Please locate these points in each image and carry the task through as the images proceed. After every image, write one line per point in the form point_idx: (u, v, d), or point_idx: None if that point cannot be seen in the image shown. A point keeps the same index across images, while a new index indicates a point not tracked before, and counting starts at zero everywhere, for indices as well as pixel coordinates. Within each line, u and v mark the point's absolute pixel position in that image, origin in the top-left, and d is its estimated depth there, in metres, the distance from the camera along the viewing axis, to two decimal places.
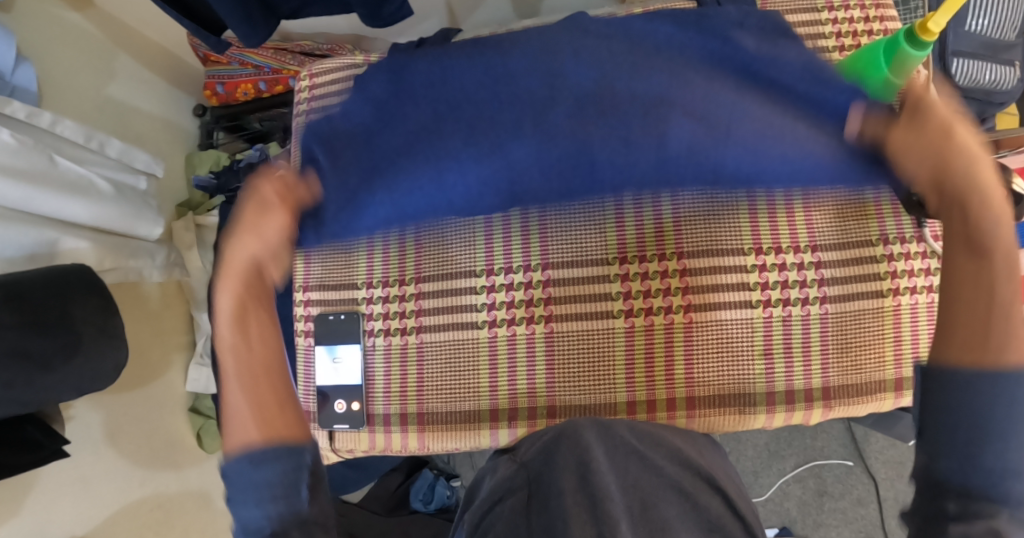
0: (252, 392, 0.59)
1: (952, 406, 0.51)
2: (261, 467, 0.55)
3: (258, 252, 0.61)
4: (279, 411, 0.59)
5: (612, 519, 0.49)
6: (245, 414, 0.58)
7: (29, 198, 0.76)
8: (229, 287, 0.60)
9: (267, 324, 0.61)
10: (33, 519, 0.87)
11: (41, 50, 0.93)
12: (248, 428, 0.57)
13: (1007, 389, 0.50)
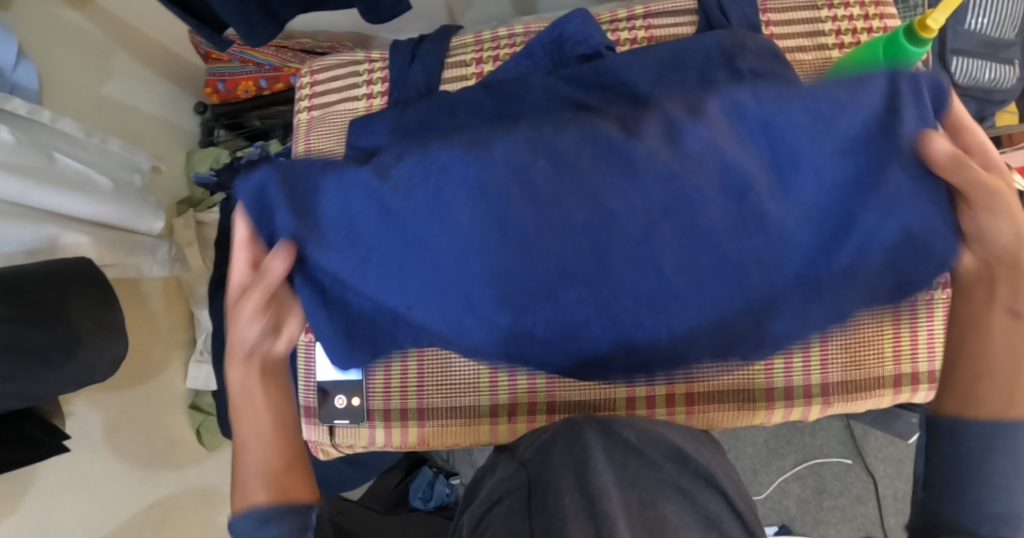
0: (264, 459, 0.56)
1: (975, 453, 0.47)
2: (267, 527, 0.52)
3: (263, 333, 0.60)
4: (290, 474, 0.56)
5: (611, 518, 0.48)
6: (255, 484, 0.55)
7: (28, 193, 0.76)
8: (236, 361, 0.59)
9: (273, 388, 0.60)
10: (31, 518, 0.84)
11: (40, 48, 0.93)
12: (260, 494, 0.54)
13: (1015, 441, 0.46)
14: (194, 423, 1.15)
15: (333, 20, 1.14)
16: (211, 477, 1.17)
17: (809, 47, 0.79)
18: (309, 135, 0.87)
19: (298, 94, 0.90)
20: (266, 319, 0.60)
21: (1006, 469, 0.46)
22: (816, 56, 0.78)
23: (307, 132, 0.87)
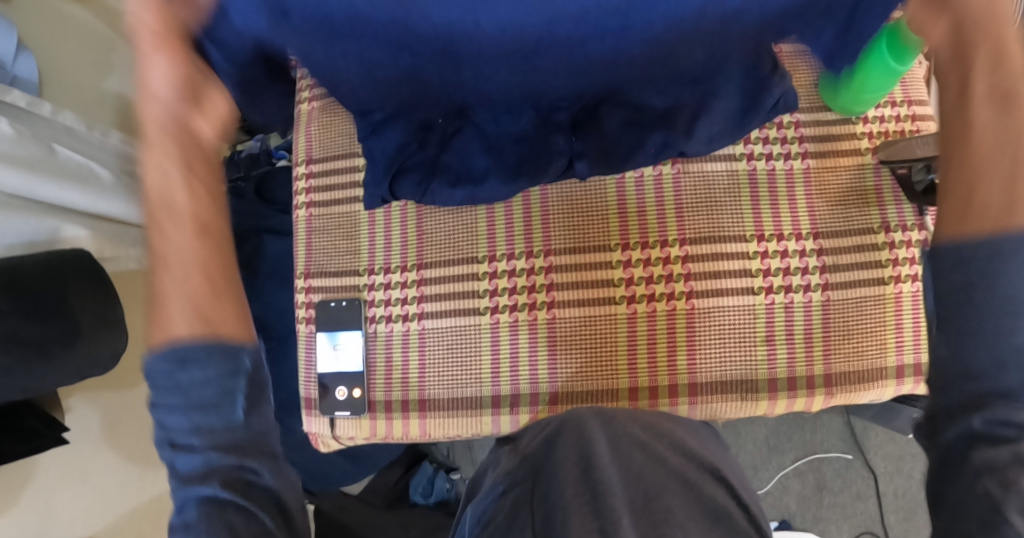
0: (187, 283, 0.50)
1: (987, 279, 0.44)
2: (189, 367, 0.47)
3: (172, 108, 0.51)
4: (214, 297, 0.50)
5: (614, 512, 0.49)
6: (176, 310, 0.49)
7: (29, 185, 0.75)
8: (151, 148, 0.51)
9: (198, 187, 0.52)
10: (31, 512, 0.85)
11: (44, 40, 0.94)
12: (184, 312, 0.49)
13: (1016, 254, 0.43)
14: None
15: None
16: None
17: None
18: (309, 125, 0.83)
19: None
20: (172, 66, 0.49)
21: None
22: None
23: (307, 124, 0.83)
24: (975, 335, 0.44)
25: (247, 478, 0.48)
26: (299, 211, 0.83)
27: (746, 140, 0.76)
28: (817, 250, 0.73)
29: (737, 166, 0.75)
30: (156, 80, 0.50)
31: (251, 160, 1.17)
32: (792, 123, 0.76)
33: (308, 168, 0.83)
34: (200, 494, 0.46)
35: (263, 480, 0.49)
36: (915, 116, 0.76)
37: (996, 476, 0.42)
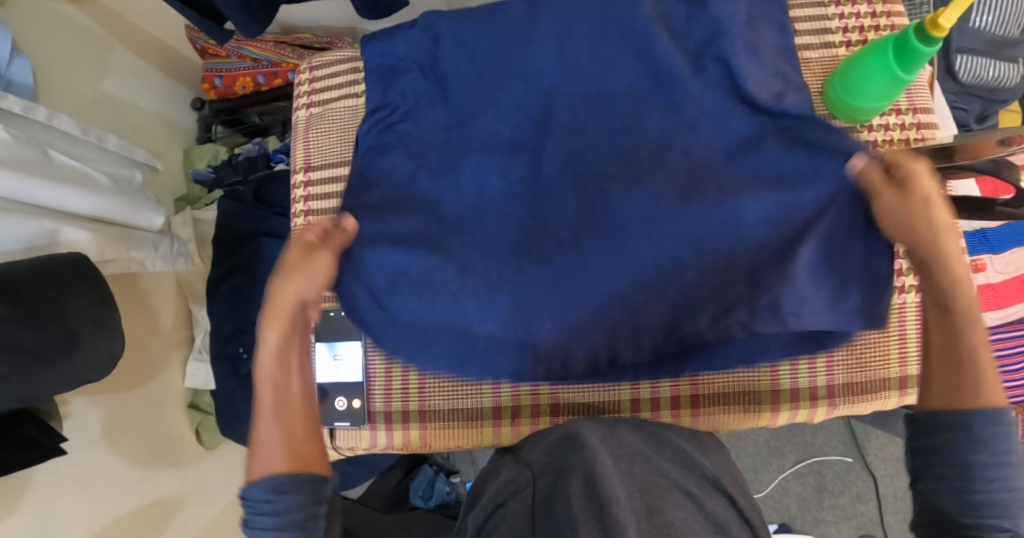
0: (287, 425, 0.59)
1: (945, 449, 0.52)
2: (283, 493, 0.55)
3: (308, 289, 0.65)
4: (307, 445, 0.59)
5: (620, 524, 0.47)
6: (276, 450, 0.57)
7: (27, 189, 0.74)
8: (277, 316, 0.63)
9: (304, 360, 0.64)
10: (30, 517, 0.82)
11: (39, 45, 0.91)
12: (277, 456, 0.57)
13: (976, 427, 0.51)
14: (192, 421, 1.15)
15: (333, 15, 1.13)
16: (211, 476, 1.17)
17: (816, 45, 0.77)
18: (307, 133, 0.82)
19: (297, 89, 0.85)
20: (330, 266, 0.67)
21: (981, 453, 0.50)
22: (822, 54, 0.77)
23: (306, 130, 0.83)
24: (952, 475, 0.51)
25: None
26: (298, 219, 0.81)
27: None
28: None
29: None
30: (321, 274, 0.66)
31: (248, 164, 1.15)
32: None
33: (307, 176, 0.81)
34: None
35: None
36: (920, 123, 0.75)
37: None
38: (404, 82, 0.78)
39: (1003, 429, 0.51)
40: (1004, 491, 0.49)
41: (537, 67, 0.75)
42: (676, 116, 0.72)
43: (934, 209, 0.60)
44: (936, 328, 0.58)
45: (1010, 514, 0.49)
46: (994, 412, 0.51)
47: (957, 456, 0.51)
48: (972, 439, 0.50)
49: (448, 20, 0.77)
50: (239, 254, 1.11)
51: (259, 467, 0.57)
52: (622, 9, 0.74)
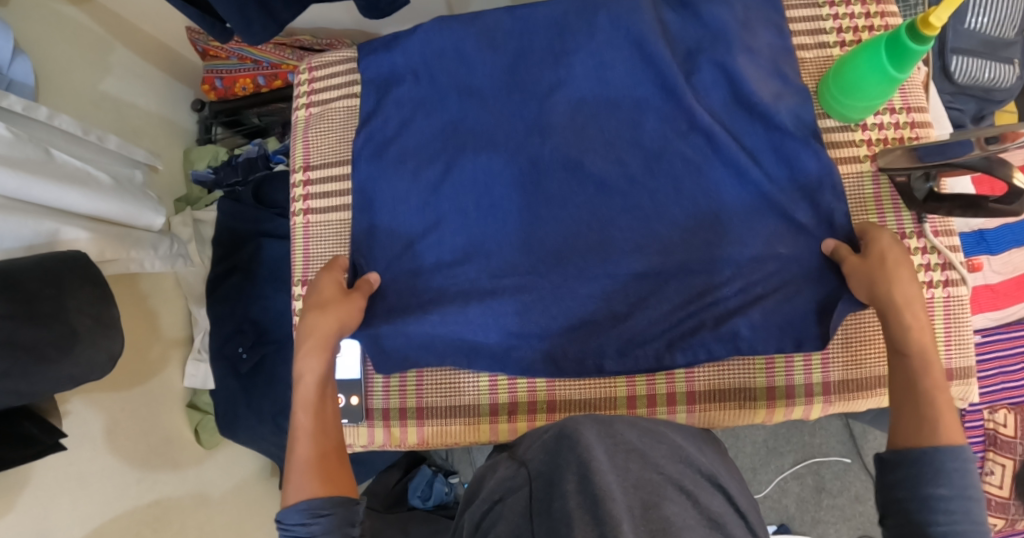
0: (319, 450, 0.60)
1: (903, 481, 0.53)
2: (315, 515, 0.54)
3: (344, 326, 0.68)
4: (340, 470, 0.59)
5: (615, 519, 0.47)
6: (310, 475, 0.57)
7: (27, 187, 0.75)
8: (314, 349, 0.66)
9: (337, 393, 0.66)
10: (28, 516, 0.83)
11: (40, 45, 0.92)
12: (312, 480, 0.57)
13: (935, 459, 0.52)
14: (191, 421, 1.15)
15: (333, 17, 1.14)
16: (211, 476, 1.17)
17: (810, 45, 0.78)
18: (307, 132, 0.83)
19: (296, 89, 0.85)
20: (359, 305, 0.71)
21: (941, 487, 0.51)
22: (817, 54, 0.78)
23: (305, 130, 0.83)
24: (908, 506, 0.52)
25: None
26: (296, 217, 0.81)
27: None
28: None
29: None
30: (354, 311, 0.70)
31: (248, 164, 1.16)
32: None
33: (306, 175, 0.81)
34: None
35: None
36: (914, 123, 0.75)
37: None
38: (399, 93, 0.78)
39: (962, 465, 0.52)
40: (964, 523, 0.50)
41: (535, 76, 0.75)
42: (673, 119, 0.73)
43: (884, 268, 0.63)
44: (899, 377, 0.60)
45: None
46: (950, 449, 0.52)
47: (912, 488, 0.52)
48: (929, 472, 0.52)
49: (446, 26, 0.76)
50: (239, 254, 1.13)
51: (295, 493, 0.57)
52: (619, 10, 0.74)
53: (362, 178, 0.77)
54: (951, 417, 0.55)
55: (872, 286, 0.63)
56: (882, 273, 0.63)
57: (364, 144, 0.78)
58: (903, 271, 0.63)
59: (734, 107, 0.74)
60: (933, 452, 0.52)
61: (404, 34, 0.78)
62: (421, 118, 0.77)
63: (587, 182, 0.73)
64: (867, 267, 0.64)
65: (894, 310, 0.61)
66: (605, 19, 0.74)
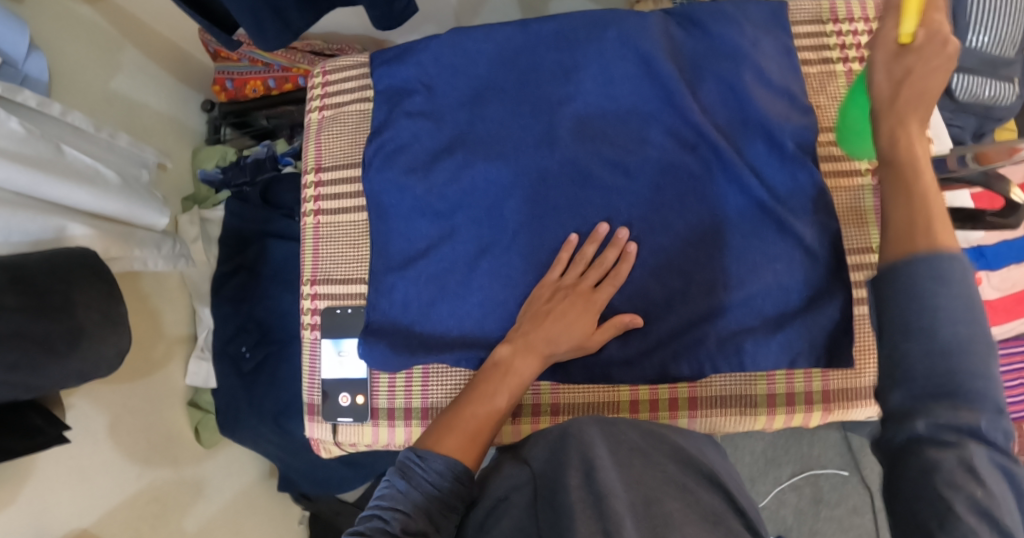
0: (473, 421, 0.62)
1: (914, 320, 0.46)
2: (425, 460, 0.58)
3: (570, 337, 0.67)
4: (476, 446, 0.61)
5: (617, 515, 0.48)
6: (457, 435, 0.60)
7: (38, 183, 0.76)
8: (535, 347, 0.67)
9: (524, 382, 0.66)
10: (28, 509, 0.83)
11: (53, 44, 0.93)
12: (456, 442, 0.60)
13: (942, 281, 0.46)
14: (192, 420, 1.14)
15: (344, 23, 1.15)
16: (210, 474, 1.16)
17: (814, 60, 0.79)
18: (319, 134, 0.83)
19: (309, 93, 0.86)
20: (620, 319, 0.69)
21: (941, 321, 0.45)
22: (820, 69, 0.79)
23: (318, 132, 0.84)
24: (914, 344, 0.46)
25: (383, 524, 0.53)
26: (307, 218, 0.81)
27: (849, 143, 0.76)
28: None
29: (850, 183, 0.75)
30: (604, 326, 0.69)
31: (256, 166, 1.16)
32: None
33: (318, 176, 0.82)
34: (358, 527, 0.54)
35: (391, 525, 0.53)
36: None
37: (947, 477, 0.41)
38: (409, 105, 0.78)
39: (957, 279, 0.46)
40: (968, 371, 0.44)
41: (544, 93, 0.75)
42: (680, 132, 0.73)
43: (907, 82, 0.58)
44: (889, 181, 0.55)
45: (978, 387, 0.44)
46: (947, 255, 0.47)
47: (918, 311, 0.46)
48: (933, 284, 0.46)
49: (458, 37, 0.77)
50: (245, 254, 1.14)
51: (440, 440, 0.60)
52: (627, 24, 0.75)
53: (374, 187, 0.77)
54: (947, 225, 0.50)
55: (897, 89, 0.59)
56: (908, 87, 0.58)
57: (375, 154, 0.78)
58: (918, 79, 0.58)
59: (740, 121, 0.75)
60: (931, 258, 0.47)
61: (415, 48, 0.79)
62: (430, 130, 0.77)
63: (595, 191, 0.72)
64: (891, 76, 0.60)
65: (891, 122, 0.58)
66: (612, 36, 0.75)
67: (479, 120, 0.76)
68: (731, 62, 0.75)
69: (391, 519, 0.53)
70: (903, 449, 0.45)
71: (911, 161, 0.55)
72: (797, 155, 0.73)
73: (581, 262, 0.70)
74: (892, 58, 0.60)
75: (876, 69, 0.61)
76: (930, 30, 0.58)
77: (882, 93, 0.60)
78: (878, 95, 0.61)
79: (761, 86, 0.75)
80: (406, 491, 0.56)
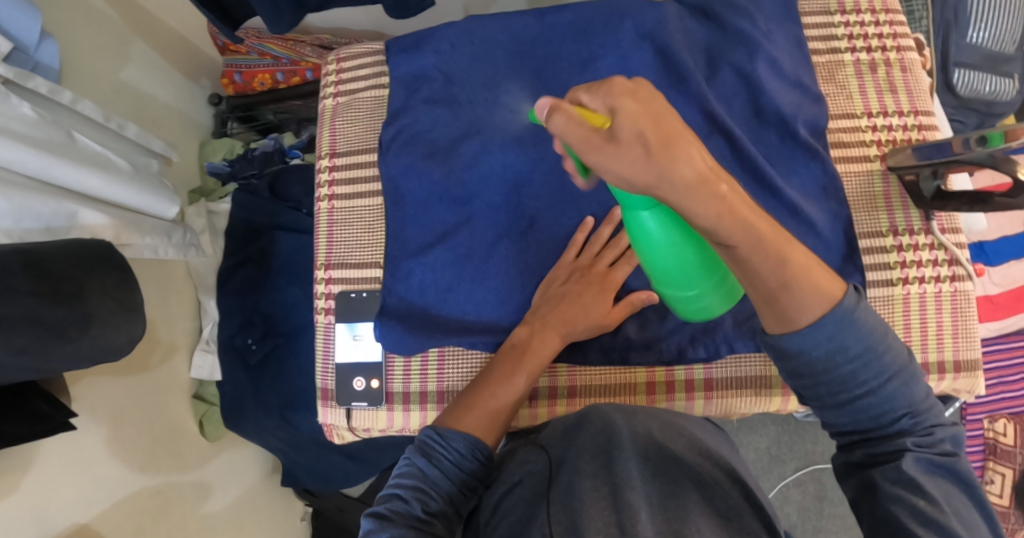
0: (497, 399, 0.62)
1: (821, 370, 0.46)
2: (444, 439, 0.57)
3: (591, 320, 0.68)
4: (496, 426, 0.60)
5: (632, 507, 0.48)
6: (478, 413, 0.60)
7: (48, 167, 0.75)
8: (555, 327, 0.67)
9: (544, 363, 0.66)
10: (31, 498, 0.81)
11: (66, 32, 0.93)
12: (479, 419, 0.59)
13: (836, 334, 0.46)
14: (196, 412, 1.14)
15: (353, 19, 1.15)
16: (213, 470, 1.15)
17: (823, 50, 0.80)
18: (334, 120, 0.84)
19: (323, 81, 0.86)
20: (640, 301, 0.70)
21: (848, 365, 0.46)
22: (829, 59, 0.79)
23: (333, 118, 0.84)
24: (837, 399, 0.47)
25: (402, 506, 0.51)
26: (321, 203, 0.81)
27: (873, 127, 0.76)
28: (930, 244, 0.73)
29: (873, 167, 0.76)
30: (623, 308, 0.70)
31: (264, 159, 1.18)
32: (916, 125, 0.76)
33: (332, 161, 0.82)
34: (371, 512, 0.52)
35: (411, 507, 0.51)
36: (921, 125, 0.76)
37: (900, 500, 0.45)
38: (427, 92, 0.79)
39: (853, 326, 0.46)
40: (884, 391, 0.46)
41: (561, 81, 0.76)
42: (694, 118, 0.74)
43: (657, 155, 0.40)
44: (739, 275, 0.48)
45: (897, 403, 0.47)
46: (833, 318, 0.46)
47: (825, 375, 0.47)
48: (834, 357, 0.46)
49: (475, 26, 0.78)
50: (253, 245, 1.14)
51: (461, 417, 0.59)
52: (641, 13, 0.76)
53: (390, 171, 0.77)
54: (816, 267, 0.47)
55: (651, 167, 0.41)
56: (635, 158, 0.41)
57: (393, 138, 0.78)
58: (656, 130, 0.40)
59: (753, 110, 0.76)
60: (824, 324, 0.46)
61: (432, 35, 0.80)
62: (448, 117, 0.77)
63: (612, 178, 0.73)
64: (635, 161, 0.41)
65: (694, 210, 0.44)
66: (626, 25, 0.76)
67: (496, 107, 0.76)
68: (743, 51, 0.76)
69: (412, 499, 0.52)
70: (859, 477, 0.48)
71: (752, 247, 0.46)
72: (806, 143, 0.74)
73: (600, 242, 0.71)
74: (611, 150, 0.41)
75: (608, 169, 0.41)
76: (604, 103, 0.42)
77: (635, 181, 0.42)
78: (627, 185, 0.43)
79: (774, 76, 0.76)
80: (427, 470, 0.54)
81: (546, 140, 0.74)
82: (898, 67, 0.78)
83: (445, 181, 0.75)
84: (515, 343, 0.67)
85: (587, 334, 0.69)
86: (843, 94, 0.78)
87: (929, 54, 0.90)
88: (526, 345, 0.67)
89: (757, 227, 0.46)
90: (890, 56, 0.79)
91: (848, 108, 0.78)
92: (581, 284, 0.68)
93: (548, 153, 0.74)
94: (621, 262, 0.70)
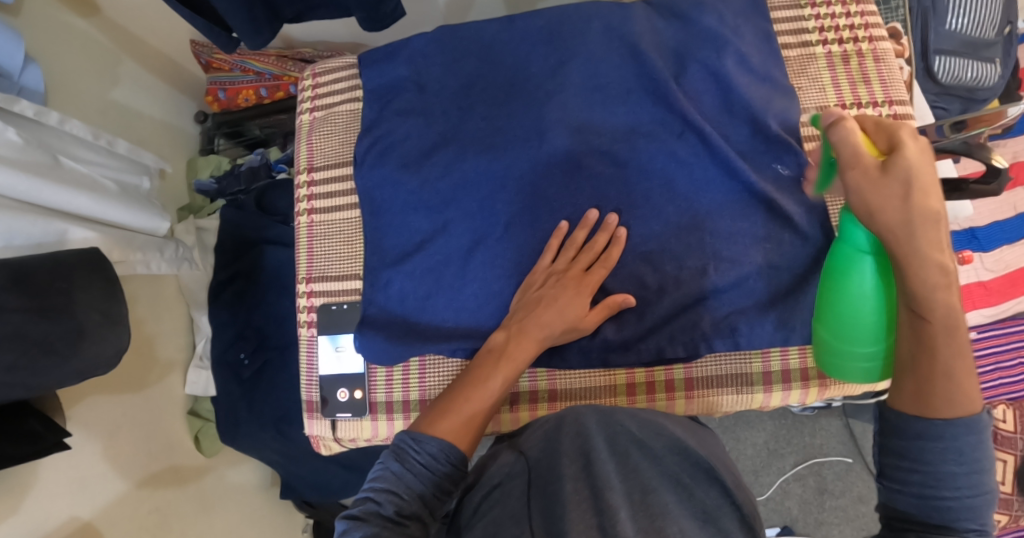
0: (468, 404, 0.62)
1: (922, 457, 0.49)
2: (417, 442, 0.57)
3: (565, 323, 0.68)
4: (471, 430, 0.60)
5: (612, 508, 0.47)
6: (455, 419, 0.60)
7: (37, 190, 0.76)
8: (529, 332, 0.67)
9: (520, 369, 0.66)
10: (30, 518, 0.82)
11: (50, 56, 0.95)
12: (454, 423, 0.60)
13: (952, 440, 0.48)
14: (192, 428, 1.14)
15: (333, 31, 1.16)
16: (212, 484, 1.16)
17: (794, 44, 0.80)
18: (311, 135, 0.84)
19: (299, 97, 0.87)
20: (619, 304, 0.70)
21: (951, 463, 0.48)
22: (800, 52, 0.79)
23: (309, 133, 0.85)
24: (923, 485, 0.49)
25: (375, 507, 0.52)
26: (300, 217, 0.82)
27: None
28: None
29: None
30: (601, 311, 0.69)
31: (251, 174, 1.18)
32: (891, 115, 0.76)
33: (310, 176, 0.83)
34: (346, 515, 0.52)
35: (383, 508, 0.52)
36: (896, 115, 0.76)
37: None
38: (400, 103, 0.79)
39: (975, 436, 0.49)
40: (971, 498, 0.48)
41: (533, 87, 0.76)
42: (665, 120, 0.74)
43: (915, 204, 0.50)
44: (909, 343, 0.53)
45: (977, 519, 0.48)
46: (965, 424, 0.49)
47: (926, 463, 0.49)
48: (947, 450, 0.48)
49: (445, 36, 0.79)
50: (243, 260, 1.15)
51: (437, 423, 0.59)
52: (610, 17, 0.76)
53: (366, 183, 0.78)
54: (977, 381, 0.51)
55: (904, 211, 0.50)
56: (900, 199, 0.50)
57: (368, 150, 0.79)
58: (922, 185, 0.50)
59: (724, 107, 0.75)
60: (953, 428, 0.49)
61: (402, 46, 0.80)
62: (421, 128, 0.78)
63: (586, 183, 0.73)
64: (891, 197, 0.50)
65: (921, 275, 0.50)
66: (597, 27, 0.76)
67: (469, 116, 0.77)
68: (715, 48, 0.76)
69: (385, 502, 0.52)
70: None
71: (943, 329, 0.51)
72: (779, 138, 0.73)
73: (574, 245, 0.70)
74: (875, 180, 0.51)
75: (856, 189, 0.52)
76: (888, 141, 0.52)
77: (886, 216, 0.51)
78: (869, 216, 0.52)
79: (746, 73, 0.76)
80: (400, 474, 0.55)
81: (518, 145, 0.74)
82: (870, 57, 0.78)
83: (421, 190, 0.76)
84: (492, 349, 0.67)
85: (564, 337, 0.69)
86: (816, 87, 0.78)
87: (906, 43, 0.90)
88: (502, 350, 0.67)
89: (955, 313, 0.51)
90: (862, 47, 0.79)
91: (822, 101, 0.77)
92: (558, 288, 0.69)
93: (523, 157, 0.74)
94: (598, 265, 0.70)
